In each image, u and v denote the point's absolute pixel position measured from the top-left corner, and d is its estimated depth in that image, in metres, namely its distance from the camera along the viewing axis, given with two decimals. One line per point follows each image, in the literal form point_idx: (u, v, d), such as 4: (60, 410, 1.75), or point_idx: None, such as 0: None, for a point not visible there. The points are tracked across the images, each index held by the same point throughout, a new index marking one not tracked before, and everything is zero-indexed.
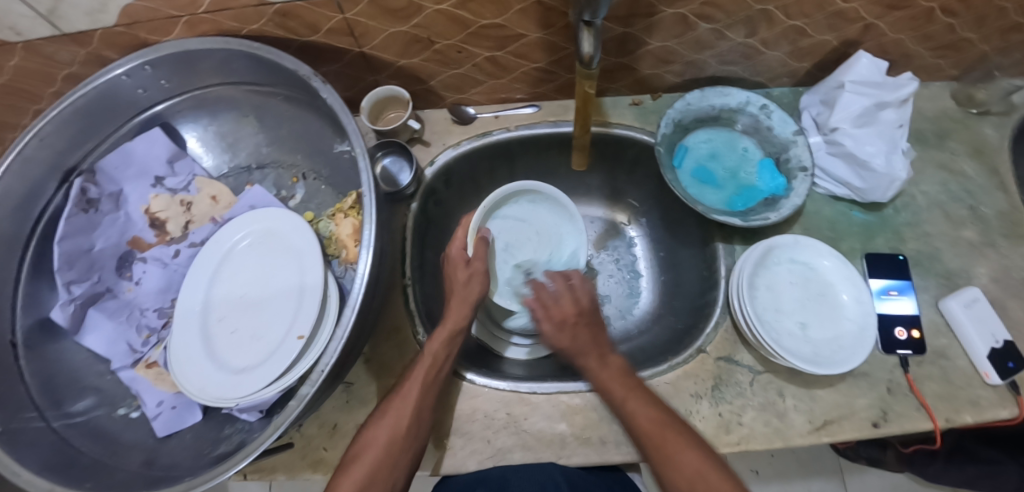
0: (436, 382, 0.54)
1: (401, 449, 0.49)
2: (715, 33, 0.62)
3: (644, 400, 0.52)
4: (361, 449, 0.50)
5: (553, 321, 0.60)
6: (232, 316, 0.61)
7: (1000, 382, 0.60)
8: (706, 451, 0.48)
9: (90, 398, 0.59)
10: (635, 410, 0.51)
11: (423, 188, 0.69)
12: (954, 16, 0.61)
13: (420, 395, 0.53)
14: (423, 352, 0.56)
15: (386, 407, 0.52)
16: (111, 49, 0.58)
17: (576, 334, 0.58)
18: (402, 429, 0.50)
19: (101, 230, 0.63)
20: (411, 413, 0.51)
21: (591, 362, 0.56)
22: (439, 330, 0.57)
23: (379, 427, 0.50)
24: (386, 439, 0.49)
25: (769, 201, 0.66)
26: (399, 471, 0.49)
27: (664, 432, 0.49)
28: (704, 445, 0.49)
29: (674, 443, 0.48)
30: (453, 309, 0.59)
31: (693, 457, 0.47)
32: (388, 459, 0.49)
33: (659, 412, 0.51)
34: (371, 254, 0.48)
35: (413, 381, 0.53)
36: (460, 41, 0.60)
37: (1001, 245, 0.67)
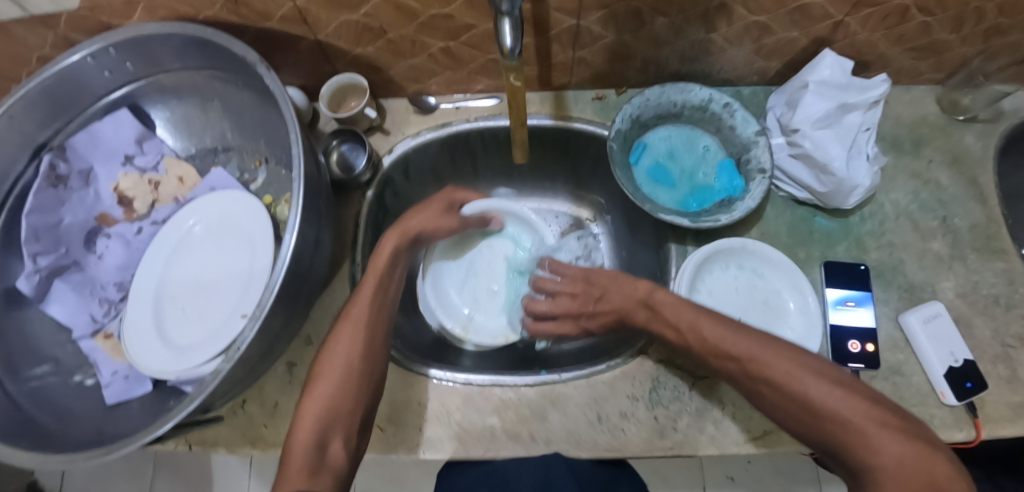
0: (386, 306, 0.55)
1: (358, 378, 0.50)
2: (673, 27, 0.60)
3: (741, 337, 0.48)
4: (316, 382, 0.49)
5: (568, 319, 0.64)
6: (184, 294, 0.63)
7: (955, 403, 0.57)
8: (824, 373, 0.44)
9: (50, 365, 0.62)
10: (716, 346, 0.49)
11: (379, 177, 0.70)
12: (931, 15, 0.58)
13: (371, 319, 0.53)
14: (367, 274, 0.56)
15: (334, 336, 0.52)
16: (79, 33, 0.60)
17: (597, 314, 0.62)
18: (358, 353, 0.51)
19: (70, 206, 0.66)
20: (365, 338, 0.52)
21: (637, 318, 0.57)
22: (386, 242, 0.59)
23: (335, 352, 0.51)
24: (340, 369, 0.49)
25: (724, 203, 0.64)
26: (362, 403, 0.50)
27: (753, 362, 0.47)
28: (805, 360, 0.46)
29: (775, 365, 0.45)
30: (392, 235, 0.60)
31: (805, 374, 0.44)
32: (344, 390, 0.49)
33: (757, 340, 0.48)
34: (295, 237, 0.48)
35: (359, 307, 0.53)
36: (411, 32, 0.60)
37: (971, 259, 0.64)
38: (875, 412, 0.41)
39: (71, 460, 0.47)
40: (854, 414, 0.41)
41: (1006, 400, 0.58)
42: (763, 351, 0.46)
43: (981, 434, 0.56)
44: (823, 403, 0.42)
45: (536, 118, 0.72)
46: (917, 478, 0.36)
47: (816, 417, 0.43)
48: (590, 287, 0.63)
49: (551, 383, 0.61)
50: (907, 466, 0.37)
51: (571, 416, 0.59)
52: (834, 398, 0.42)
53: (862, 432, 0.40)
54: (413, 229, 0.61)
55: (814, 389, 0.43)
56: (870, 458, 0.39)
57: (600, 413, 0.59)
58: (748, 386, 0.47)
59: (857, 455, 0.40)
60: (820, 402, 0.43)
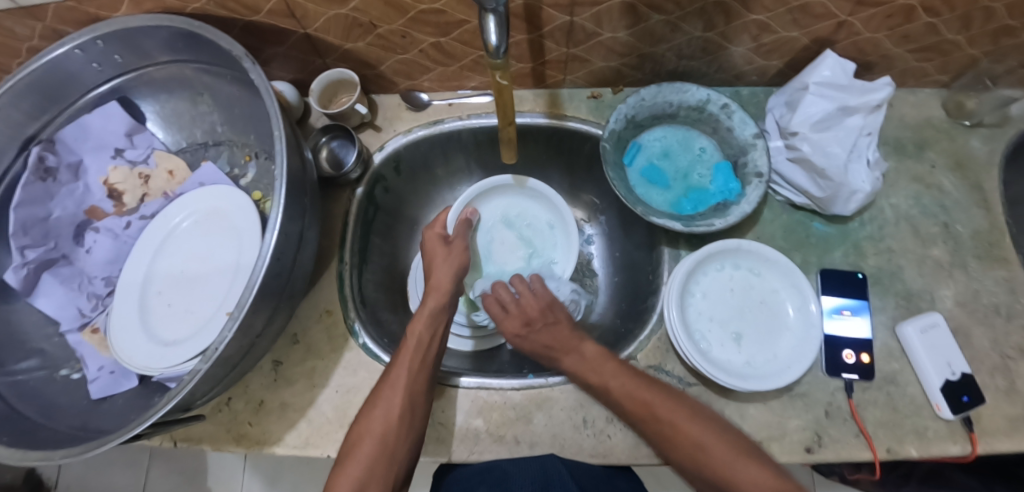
0: (427, 365, 0.55)
1: (393, 440, 0.49)
2: (668, 25, 0.58)
3: (639, 383, 0.51)
4: (357, 442, 0.50)
5: (513, 322, 0.62)
6: (170, 290, 0.63)
7: (951, 416, 0.56)
8: (701, 414, 0.49)
9: (36, 358, 0.62)
10: (630, 392, 0.51)
11: (370, 173, 0.69)
12: (936, 15, 0.56)
13: (412, 380, 0.53)
14: (406, 342, 0.57)
15: (373, 399, 0.53)
16: (67, 24, 0.59)
17: (529, 341, 0.60)
18: (395, 413, 0.51)
19: (59, 199, 0.66)
20: (404, 401, 0.52)
21: (561, 355, 0.58)
22: (426, 307, 0.61)
23: (372, 417, 0.51)
24: (380, 430, 0.50)
25: (719, 207, 0.62)
26: (399, 460, 0.50)
27: (651, 409, 0.49)
28: (691, 406, 0.49)
29: (660, 409, 0.49)
30: (431, 298, 0.62)
31: (685, 418, 0.48)
32: (379, 454, 0.49)
33: (652, 386, 0.51)
34: (275, 237, 0.47)
35: (399, 371, 0.54)
36: (402, 26, 0.59)
37: (972, 267, 0.62)
38: (743, 450, 0.45)
39: (48, 457, 0.47)
40: (728, 451, 0.45)
41: (1003, 413, 0.56)
42: (656, 397, 0.50)
43: (976, 448, 0.55)
44: (700, 444, 0.46)
45: (528, 117, 0.70)
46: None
47: (699, 458, 0.46)
48: (553, 311, 0.63)
49: (539, 387, 0.59)
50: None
51: (557, 420, 0.58)
52: (710, 439, 0.46)
53: (731, 467, 0.44)
54: (443, 286, 0.63)
55: (693, 433, 0.47)
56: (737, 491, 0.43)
57: (586, 418, 0.58)
58: (655, 430, 0.48)
59: (726, 489, 0.44)
60: (699, 443, 0.46)
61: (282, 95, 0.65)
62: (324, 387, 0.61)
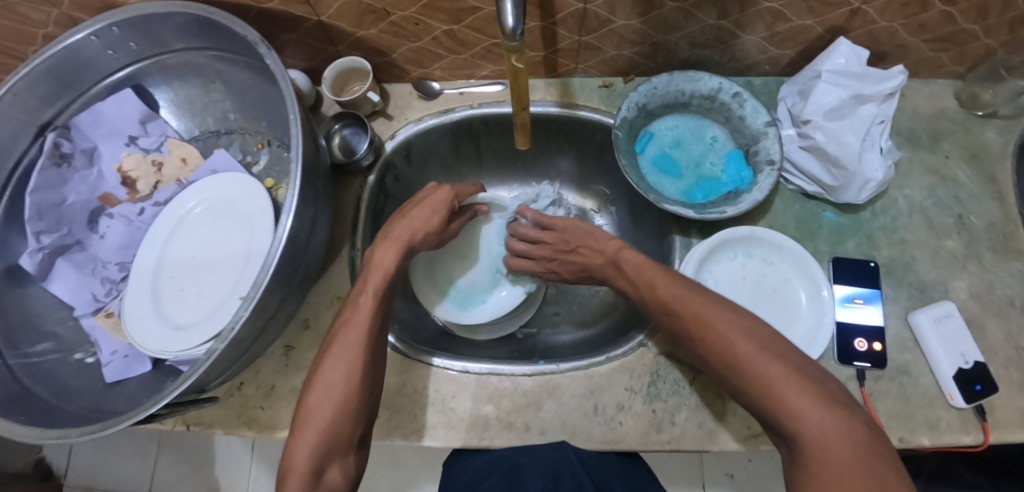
0: (376, 323, 0.51)
1: (357, 397, 0.46)
2: (682, 13, 0.58)
3: (706, 307, 0.46)
4: (312, 410, 0.45)
5: (541, 252, 0.66)
6: (182, 274, 0.63)
7: (964, 405, 0.56)
8: (768, 342, 0.42)
9: (50, 342, 0.62)
10: (664, 301, 0.49)
11: (381, 161, 0.70)
12: (952, 4, 0.55)
13: (367, 340, 0.49)
14: (359, 300, 0.52)
15: (323, 362, 0.48)
16: (82, 10, 0.60)
17: (569, 262, 0.63)
18: (356, 375, 0.47)
19: (73, 185, 0.66)
20: (358, 361, 0.48)
21: (607, 269, 0.59)
22: (382, 253, 0.56)
23: (333, 374, 0.47)
24: (339, 394, 0.46)
25: (731, 195, 0.62)
26: (357, 424, 0.46)
27: (703, 314, 0.45)
28: (756, 331, 0.43)
29: (720, 327, 0.44)
30: (386, 247, 0.56)
31: (747, 341, 0.42)
32: (344, 411, 0.45)
33: (718, 307, 0.46)
34: (291, 219, 0.48)
35: (353, 329, 0.49)
36: (415, 13, 0.59)
37: (987, 259, 0.62)
38: (804, 376, 0.39)
39: (64, 436, 0.47)
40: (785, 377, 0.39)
41: (1017, 405, 0.56)
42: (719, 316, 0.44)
43: (989, 438, 0.55)
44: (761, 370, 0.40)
45: (540, 105, 0.71)
46: (834, 445, 0.35)
47: (755, 383, 0.40)
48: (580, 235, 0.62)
49: (550, 373, 0.60)
50: (827, 430, 0.36)
51: (567, 407, 0.58)
52: (771, 366, 0.40)
53: (790, 397, 0.38)
54: (400, 237, 0.57)
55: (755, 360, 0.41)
56: (797, 424, 0.37)
57: (597, 405, 0.58)
58: (693, 336, 0.46)
59: (783, 418, 0.38)
60: (757, 371, 0.40)
61: (295, 83, 0.65)
62: None
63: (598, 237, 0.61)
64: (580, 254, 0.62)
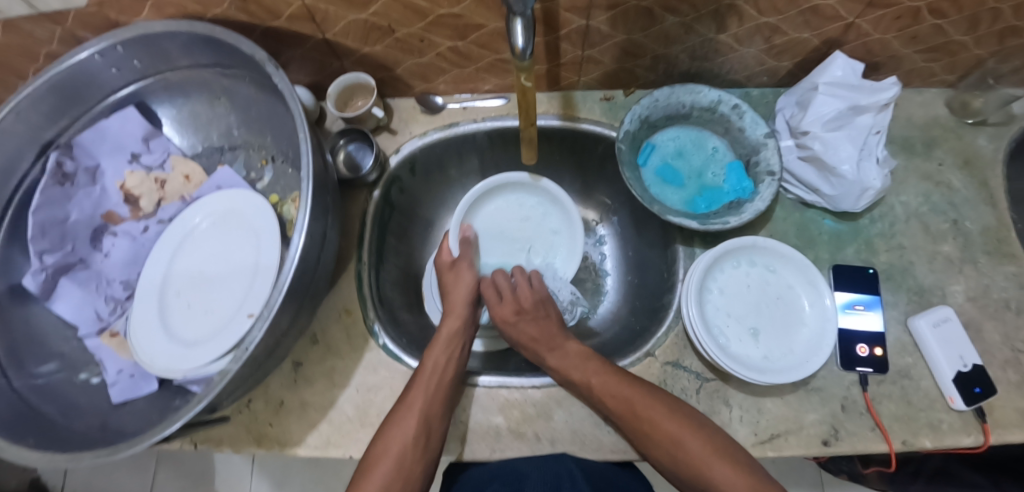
0: (444, 388, 0.55)
1: (410, 460, 0.49)
2: (682, 27, 0.60)
3: (624, 384, 0.53)
4: (373, 461, 0.50)
5: (507, 309, 0.62)
6: (188, 291, 0.63)
7: (965, 408, 0.57)
8: (686, 417, 0.49)
9: (55, 362, 0.62)
10: (608, 392, 0.52)
11: (386, 176, 0.70)
12: (942, 17, 0.57)
13: (430, 404, 0.53)
14: (422, 366, 0.56)
15: (392, 420, 0.52)
16: (86, 29, 0.60)
17: (519, 326, 0.61)
18: (418, 439, 0.50)
19: (76, 202, 0.66)
20: (420, 424, 0.51)
21: (550, 360, 0.58)
22: (446, 327, 0.61)
23: (391, 436, 0.51)
24: (397, 451, 0.50)
25: (732, 205, 0.64)
26: (413, 485, 0.49)
27: (636, 409, 0.50)
28: (673, 403, 0.51)
29: (661, 421, 0.49)
30: (451, 317, 0.62)
31: (664, 415, 0.49)
32: (396, 473, 0.49)
33: (634, 387, 0.52)
34: (303, 238, 0.48)
35: (418, 390, 0.54)
36: (420, 30, 0.60)
37: (982, 263, 0.64)
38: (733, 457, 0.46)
39: (76, 459, 0.47)
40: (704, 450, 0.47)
41: (1016, 405, 0.58)
42: (636, 396, 0.51)
43: (990, 439, 0.56)
44: (678, 439, 0.48)
45: (543, 119, 0.71)
46: None
47: (677, 454, 0.48)
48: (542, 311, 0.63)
49: (559, 385, 0.60)
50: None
51: (576, 417, 0.58)
52: (688, 436, 0.48)
53: (707, 466, 0.46)
54: (458, 307, 0.63)
55: (676, 432, 0.48)
56: (713, 489, 0.45)
57: None
58: (631, 427, 0.50)
59: None
60: (679, 439, 0.48)
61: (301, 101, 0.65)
62: (345, 387, 0.61)
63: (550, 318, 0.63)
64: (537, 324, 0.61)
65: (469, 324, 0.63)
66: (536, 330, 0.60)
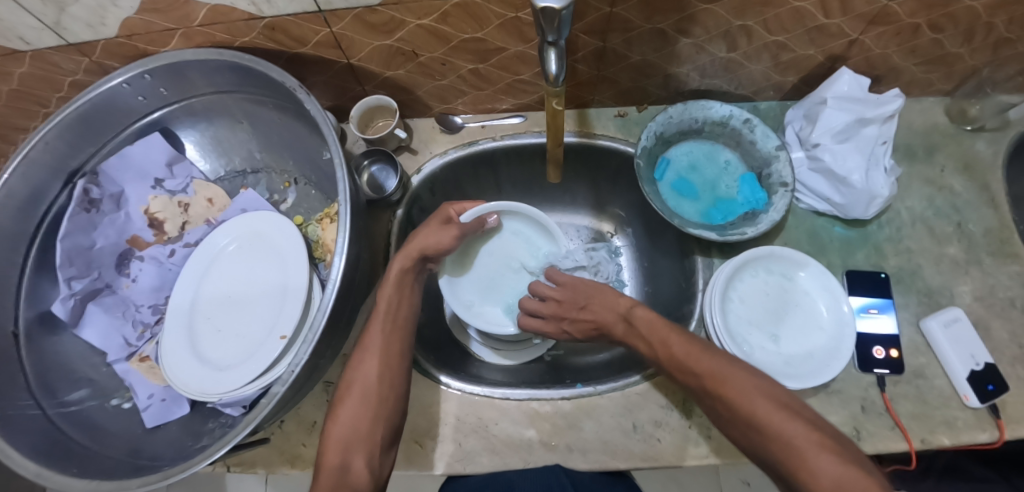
0: (399, 326, 0.57)
1: (380, 398, 0.52)
2: (695, 47, 0.62)
3: (714, 358, 0.48)
4: (342, 401, 0.52)
5: (552, 324, 0.63)
6: (218, 314, 0.64)
7: (979, 405, 0.59)
8: (782, 402, 0.43)
9: (85, 388, 0.62)
10: (682, 362, 0.49)
11: (408, 195, 0.71)
12: (940, 31, 0.61)
13: (386, 345, 0.55)
14: (377, 307, 0.57)
15: (355, 362, 0.54)
16: (114, 59, 0.61)
17: (580, 320, 0.61)
18: (379, 379, 0.53)
19: (101, 229, 0.66)
20: (381, 362, 0.54)
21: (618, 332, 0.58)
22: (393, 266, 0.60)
23: (355, 376, 0.53)
24: (360, 390, 0.52)
25: (748, 216, 0.66)
26: (383, 422, 0.51)
27: (720, 383, 0.46)
28: (772, 391, 0.44)
29: (737, 393, 0.44)
30: (402, 258, 0.60)
31: (760, 399, 0.43)
32: (366, 408, 0.51)
33: (723, 360, 0.48)
34: (343, 262, 0.50)
35: (377, 332, 0.55)
36: (443, 54, 0.62)
37: (986, 264, 0.66)
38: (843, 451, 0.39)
39: (123, 486, 0.47)
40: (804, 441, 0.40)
41: None
42: (730, 370, 0.46)
43: (1004, 434, 0.58)
44: (772, 423, 0.42)
45: None
46: None
47: (769, 439, 0.42)
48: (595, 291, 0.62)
49: (588, 395, 0.61)
50: (845, 488, 0.36)
51: (607, 426, 0.60)
52: (785, 422, 0.41)
53: (807, 457, 0.39)
54: (414, 249, 0.60)
55: (773, 419, 0.42)
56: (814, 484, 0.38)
57: (635, 423, 0.60)
58: (710, 403, 0.47)
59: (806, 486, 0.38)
60: (773, 428, 0.42)
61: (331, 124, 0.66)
62: None
63: (608, 294, 0.61)
64: (597, 303, 0.60)
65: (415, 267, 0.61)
66: (603, 308, 0.60)
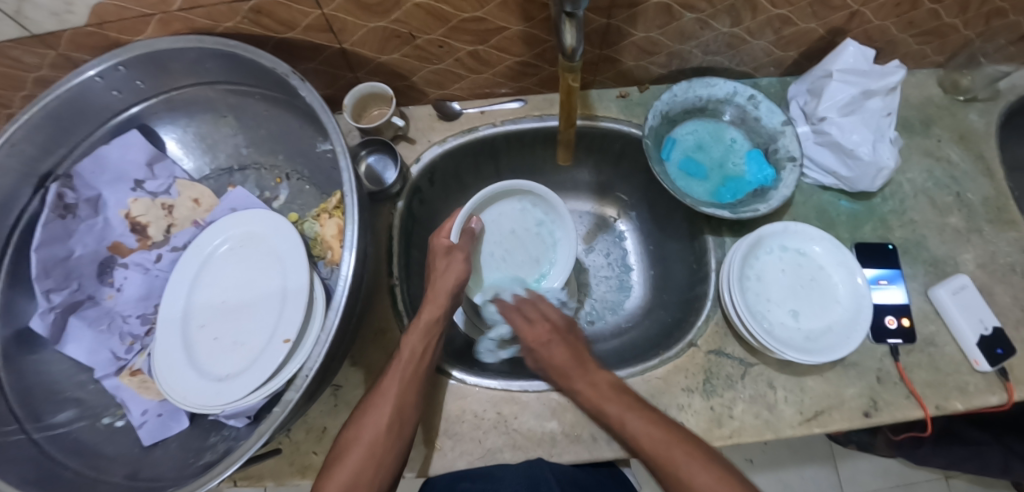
0: (418, 376, 0.54)
1: (383, 448, 0.49)
2: (699, 23, 0.61)
3: (643, 419, 0.51)
4: (346, 447, 0.49)
5: (535, 330, 0.62)
6: (215, 321, 0.60)
7: (989, 369, 0.60)
8: (727, 472, 0.46)
9: (73, 409, 0.58)
10: (635, 434, 0.50)
11: (408, 187, 0.68)
12: (938, 2, 0.61)
13: (403, 391, 0.52)
14: (398, 353, 0.55)
15: (365, 408, 0.51)
16: (82, 51, 0.56)
17: (551, 351, 0.59)
18: (384, 423, 0.49)
19: (78, 237, 0.61)
20: (393, 409, 0.50)
21: (580, 387, 0.55)
22: (422, 315, 0.57)
23: (361, 426, 0.50)
24: (369, 439, 0.49)
25: (756, 193, 0.65)
26: (384, 471, 0.48)
27: (670, 450, 0.48)
28: (718, 461, 0.47)
29: (688, 466, 0.46)
30: (428, 307, 0.58)
31: (698, 466, 0.46)
32: (368, 460, 0.48)
33: (659, 427, 0.50)
34: (353, 257, 0.47)
35: (393, 377, 0.52)
36: (441, 36, 0.59)
37: (987, 231, 0.68)
38: None
39: None
40: None
41: None
42: (660, 436, 0.49)
43: (1013, 396, 0.59)
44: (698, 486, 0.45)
45: None
46: None
47: None
48: (567, 346, 0.60)
49: None
50: None
51: None
52: None
53: None
54: (442, 296, 0.59)
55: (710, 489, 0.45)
56: None
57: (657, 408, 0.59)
58: (666, 474, 0.47)
59: None
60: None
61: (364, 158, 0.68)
62: None
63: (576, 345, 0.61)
64: (562, 350, 0.59)
65: (446, 315, 0.59)
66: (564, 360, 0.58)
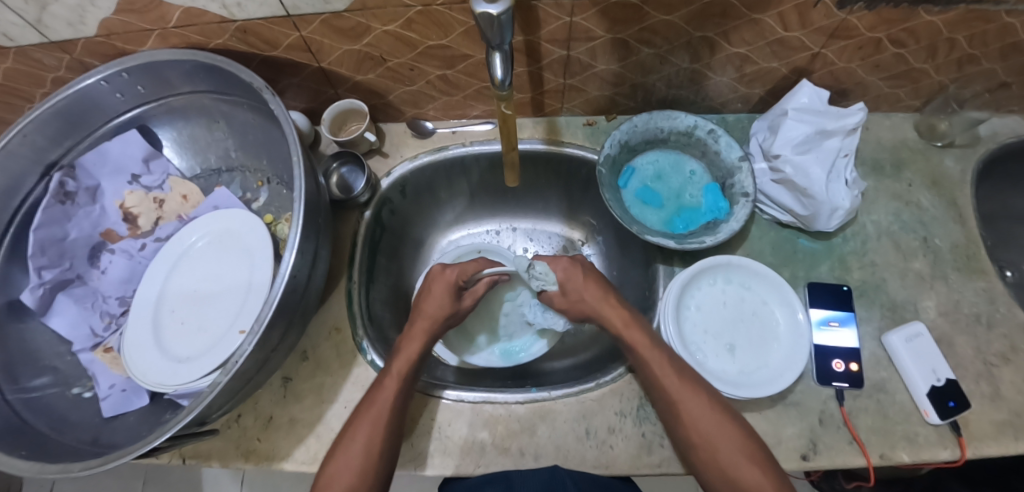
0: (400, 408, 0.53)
1: (373, 473, 0.49)
2: (658, 57, 0.63)
3: (697, 396, 0.51)
4: (333, 478, 0.49)
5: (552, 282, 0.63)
6: (183, 308, 0.65)
7: (939, 421, 0.58)
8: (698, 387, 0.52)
9: (48, 376, 0.63)
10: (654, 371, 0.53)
11: (377, 197, 0.73)
12: (902, 46, 0.61)
13: (391, 416, 0.52)
14: (386, 375, 0.55)
15: (350, 437, 0.51)
16: (93, 57, 0.62)
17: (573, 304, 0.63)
18: (373, 450, 0.50)
19: (76, 221, 0.68)
20: (383, 434, 0.51)
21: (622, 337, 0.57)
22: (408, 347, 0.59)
23: (350, 451, 0.50)
24: (359, 462, 0.49)
25: (709, 225, 0.66)
26: None
27: (659, 373, 0.53)
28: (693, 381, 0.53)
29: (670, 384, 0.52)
30: (415, 331, 0.61)
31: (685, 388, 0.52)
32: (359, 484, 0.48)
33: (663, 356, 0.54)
34: (294, 255, 0.52)
35: (375, 406, 0.53)
36: (411, 60, 0.63)
37: (952, 278, 0.66)
38: (733, 425, 0.50)
39: (66, 470, 0.48)
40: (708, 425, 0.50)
41: (989, 418, 0.59)
42: (770, 490, 0.45)
43: (965, 453, 0.57)
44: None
45: (528, 143, 0.75)
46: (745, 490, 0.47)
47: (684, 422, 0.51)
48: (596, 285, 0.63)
49: (542, 400, 0.61)
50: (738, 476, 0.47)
51: (560, 432, 0.59)
52: (701, 413, 0.50)
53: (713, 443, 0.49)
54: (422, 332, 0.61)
55: (695, 411, 0.50)
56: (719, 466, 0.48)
57: (589, 429, 0.59)
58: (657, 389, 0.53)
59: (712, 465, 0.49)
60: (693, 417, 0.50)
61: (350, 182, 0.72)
62: (332, 402, 0.62)
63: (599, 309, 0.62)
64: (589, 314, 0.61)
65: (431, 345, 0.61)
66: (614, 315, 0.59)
